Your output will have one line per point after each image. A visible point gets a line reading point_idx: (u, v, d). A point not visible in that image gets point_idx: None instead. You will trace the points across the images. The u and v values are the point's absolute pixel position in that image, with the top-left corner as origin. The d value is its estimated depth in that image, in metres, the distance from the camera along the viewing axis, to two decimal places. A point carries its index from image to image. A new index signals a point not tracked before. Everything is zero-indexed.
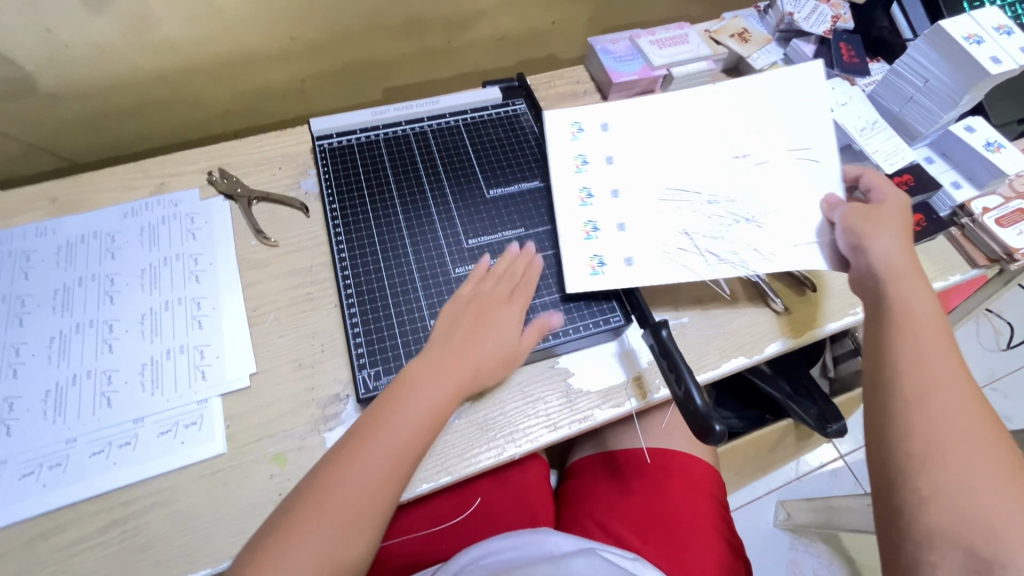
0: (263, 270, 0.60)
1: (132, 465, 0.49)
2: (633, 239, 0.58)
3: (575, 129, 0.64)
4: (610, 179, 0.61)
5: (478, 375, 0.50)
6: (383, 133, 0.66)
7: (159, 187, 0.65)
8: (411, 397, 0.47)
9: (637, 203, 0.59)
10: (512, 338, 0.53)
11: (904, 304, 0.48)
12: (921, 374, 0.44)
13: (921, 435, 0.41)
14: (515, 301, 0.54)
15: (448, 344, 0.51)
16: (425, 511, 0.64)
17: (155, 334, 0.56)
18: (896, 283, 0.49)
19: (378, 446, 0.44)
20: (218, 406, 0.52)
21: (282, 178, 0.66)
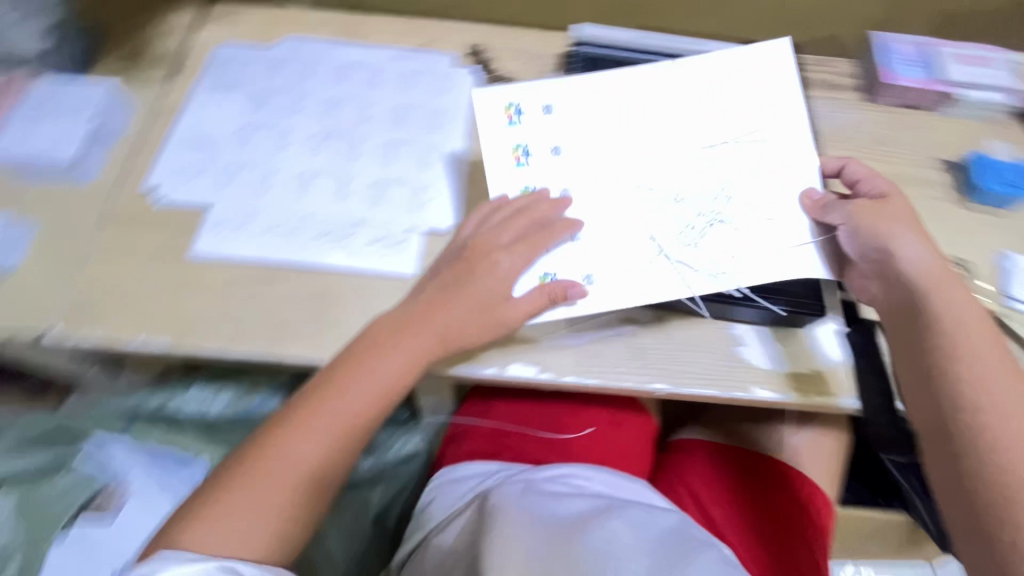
0: None
1: (346, 255, 0.57)
2: (593, 253, 0.52)
3: (511, 112, 0.54)
4: (558, 170, 0.54)
5: (456, 336, 0.51)
6: (637, 56, 0.67)
7: (424, 44, 0.72)
8: (384, 354, 0.50)
9: (598, 196, 0.53)
10: (506, 293, 0.51)
11: (951, 311, 0.46)
12: (971, 378, 0.43)
13: (987, 438, 0.41)
14: (513, 249, 0.52)
15: (422, 309, 0.51)
16: (534, 413, 0.65)
17: (390, 161, 0.62)
18: (932, 301, 0.46)
19: (353, 391, 0.48)
20: (423, 238, 0.58)
21: (527, 71, 0.70)
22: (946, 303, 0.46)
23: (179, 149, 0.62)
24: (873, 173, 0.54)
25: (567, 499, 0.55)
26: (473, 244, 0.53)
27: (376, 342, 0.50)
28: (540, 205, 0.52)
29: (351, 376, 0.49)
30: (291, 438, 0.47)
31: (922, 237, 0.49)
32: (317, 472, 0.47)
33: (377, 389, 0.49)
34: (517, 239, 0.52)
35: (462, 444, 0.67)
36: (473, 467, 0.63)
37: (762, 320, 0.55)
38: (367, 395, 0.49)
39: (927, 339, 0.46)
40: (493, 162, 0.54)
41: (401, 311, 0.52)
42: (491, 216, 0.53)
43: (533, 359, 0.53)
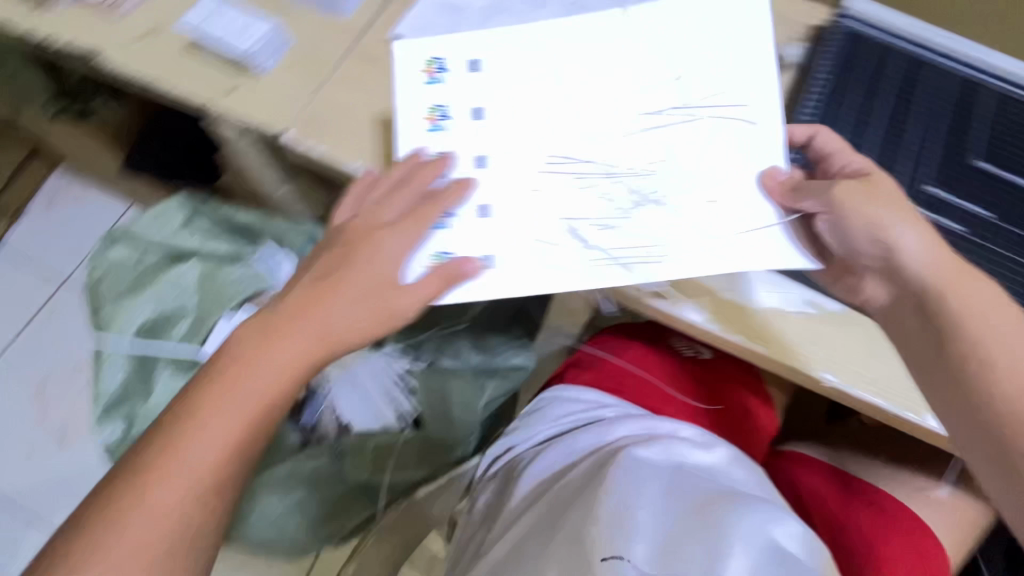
0: None
1: None
2: (501, 224, 0.49)
3: (432, 66, 0.54)
4: (472, 133, 0.52)
5: (341, 332, 0.44)
6: (908, 46, 0.60)
7: None
8: (262, 355, 0.42)
9: (511, 175, 0.50)
10: (396, 275, 0.46)
11: (970, 323, 0.41)
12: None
13: None
14: (396, 225, 0.47)
15: (302, 306, 0.44)
16: (666, 373, 0.68)
17: None
18: (948, 301, 0.42)
19: (243, 392, 0.40)
20: None
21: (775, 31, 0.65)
22: (967, 303, 0.41)
23: (424, 12, 0.64)
24: (846, 147, 0.50)
25: (685, 477, 0.49)
26: (351, 226, 0.48)
27: (253, 347, 0.42)
28: (420, 172, 0.49)
29: (228, 387, 0.40)
30: (156, 479, 0.37)
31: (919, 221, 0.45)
32: (194, 512, 0.37)
33: (268, 387, 0.41)
34: (400, 215, 0.48)
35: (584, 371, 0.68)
36: (588, 397, 0.63)
37: None
38: (260, 394, 0.40)
39: (950, 346, 0.41)
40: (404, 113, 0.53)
41: (270, 316, 0.44)
42: (377, 188, 0.49)
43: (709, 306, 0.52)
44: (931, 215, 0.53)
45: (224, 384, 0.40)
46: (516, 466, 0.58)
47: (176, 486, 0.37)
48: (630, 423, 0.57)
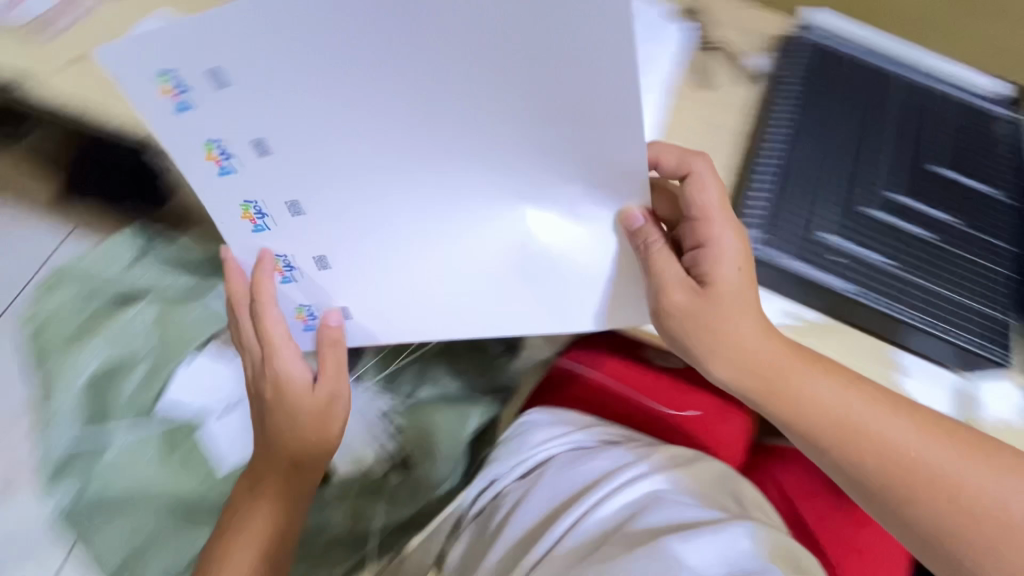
0: (689, 106, 0.62)
1: None
2: (339, 278, 0.50)
3: (170, 84, 0.39)
4: (260, 170, 0.44)
5: (299, 443, 0.53)
6: (862, 60, 0.62)
7: None
8: (256, 507, 0.52)
9: (350, 281, 0.50)
10: (306, 376, 0.53)
11: (803, 382, 0.45)
12: (865, 431, 0.44)
13: (906, 469, 0.43)
14: (291, 338, 0.53)
15: (263, 452, 0.54)
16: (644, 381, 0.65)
17: None
18: (773, 398, 0.46)
19: (240, 543, 0.51)
20: None
21: (744, 38, 0.65)
22: (800, 388, 0.45)
23: None
24: (716, 207, 0.46)
25: (643, 505, 0.49)
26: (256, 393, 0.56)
27: (244, 514, 0.53)
28: (260, 285, 0.50)
29: (237, 537, 0.51)
30: None
31: (746, 293, 0.46)
32: None
33: (258, 533, 0.52)
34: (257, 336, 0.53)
35: (567, 388, 0.65)
36: (554, 426, 0.61)
37: (927, 353, 0.53)
38: (258, 539, 0.51)
39: (811, 424, 0.45)
40: (180, 154, 0.43)
41: (256, 462, 0.54)
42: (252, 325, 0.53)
43: None
44: (901, 224, 0.54)
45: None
46: (497, 503, 0.56)
47: None
48: (576, 466, 0.55)
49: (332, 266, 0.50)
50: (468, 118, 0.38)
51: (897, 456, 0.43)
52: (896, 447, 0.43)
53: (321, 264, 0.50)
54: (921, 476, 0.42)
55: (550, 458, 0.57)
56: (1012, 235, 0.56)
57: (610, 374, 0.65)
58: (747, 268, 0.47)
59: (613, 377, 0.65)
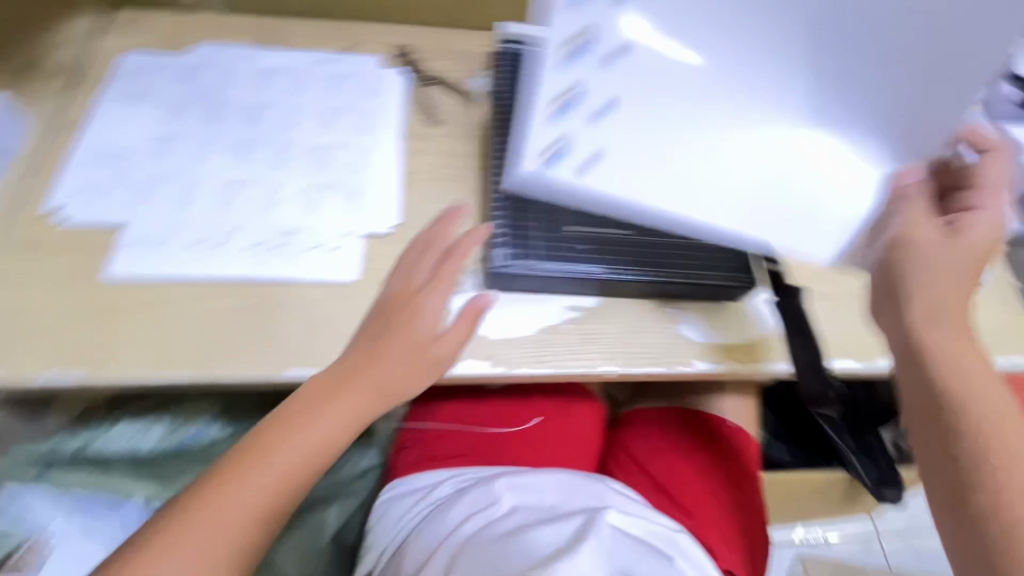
0: (423, 144, 0.64)
1: (278, 266, 0.54)
2: (597, 127, 0.43)
3: (568, 94, 0.41)
4: (597, 140, 0.43)
5: (392, 387, 0.45)
6: None
7: (349, 48, 0.70)
8: (320, 410, 0.43)
9: (609, 189, 0.43)
10: (437, 327, 0.47)
11: (960, 360, 0.41)
12: (990, 416, 0.39)
13: (998, 461, 0.38)
14: (435, 286, 0.47)
15: (356, 363, 0.45)
16: (484, 410, 0.66)
17: (321, 166, 0.60)
18: (964, 363, 0.41)
19: (289, 444, 0.42)
20: (360, 246, 0.56)
21: (461, 68, 0.71)
22: (955, 359, 0.41)
23: (86, 165, 0.57)
24: (1001, 185, 0.48)
25: (519, 532, 0.50)
26: (391, 294, 0.47)
27: (309, 402, 0.44)
28: (461, 245, 0.48)
29: (275, 448, 0.42)
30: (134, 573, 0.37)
31: (962, 278, 0.44)
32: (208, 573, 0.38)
33: (313, 449, 0.43)
34: (428, 276, 0.48)
35: (416, 449, 0.66)
36: (403, 501, 0.61)
37: (696, 296, 0.57)
38: (298, 453, 0.42)
39: (941, 379, 0.41)
40: (573, 96, 0.41)
41: (334, 369, 0.45)
42: (426, 252, 0.49)
43: (490, 352, 0.53)
44: None
45: (173, 535, 0.38)
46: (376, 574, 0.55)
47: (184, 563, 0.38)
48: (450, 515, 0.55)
49: (604, 162, 0.43)
50: (670, 69, 0.47)
51: (996, 449, 0.38)
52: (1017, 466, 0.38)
53: (591, 118, 0.42)
54: (1011, 489, 0.37)
55: (416, 526, 0.57)
56: None
57: (449, 419, 0.66)
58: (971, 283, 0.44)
59: (452, 420, 0.66)
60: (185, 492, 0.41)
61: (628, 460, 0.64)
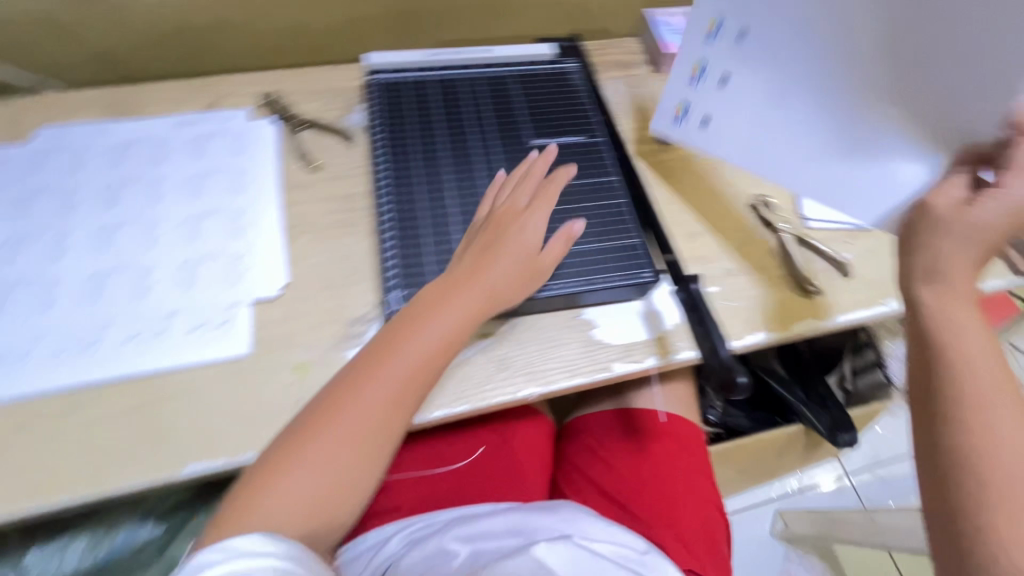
0: (303, 193, 0.61)
1: (160, 355, 0.50)
2: (717, 138, 0.58)
3: (698, 69, 0.56)
4: (717, 99, 0.56)
5: (501, 291, 0.51)
6: (434, 74, 0.65)
7: (211, 105, 0.67)
8: (437, 312, 0.49)
9: (733, 107, 0.55)
10: (535, 248, 0.52)
11: (967, 356, 0.38)
12: (995, 418, 0.37)
13: (989, 462, 0.36)
14: (536, 206, 0.53)
15: (462, 277, 0.50)
16: (425, 452, 0.63)
17: (194, 238, 0.57)
18: (976, 361, 0.38)
19: (409, 348, 0.47)
20: (248, 314, 0.53)
21: (334, 106, 0.68)
22: (966, 356, 0.38)
23: None
24: None
25: (485, 568, 0.49)
26: (495, 216, 0.53)
27: (430, 305, 0.49)
28: (546, 187, 0.54)
29: (388, 358, 0.47)
30: (279, 474, 0.43)
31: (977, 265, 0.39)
32: (349, 470, 0.45)
33: (435, 347, 0.48)
34: (530, 199, 0.54)
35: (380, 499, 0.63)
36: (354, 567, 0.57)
37: (603, 299, 0.56)
38: (420, 354, 0.48)
39: (950, 378, 0.38)
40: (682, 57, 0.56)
41: (447, 276, 0.51)
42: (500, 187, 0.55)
43: None
44: None
45: (313, 428, 0.45)
46: None
47: (326, 458, 0.44)
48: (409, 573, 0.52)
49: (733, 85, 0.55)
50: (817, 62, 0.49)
51: (991, 451, 0.36)
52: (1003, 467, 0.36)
53: (745, 35, 0.51)
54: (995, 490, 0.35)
55: None
56: (615, 162, 0.62)
57: (412, 465, 0.63)
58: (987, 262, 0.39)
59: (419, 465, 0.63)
60: (314, 401, 0.47)
61: (580, 480, 0.62)
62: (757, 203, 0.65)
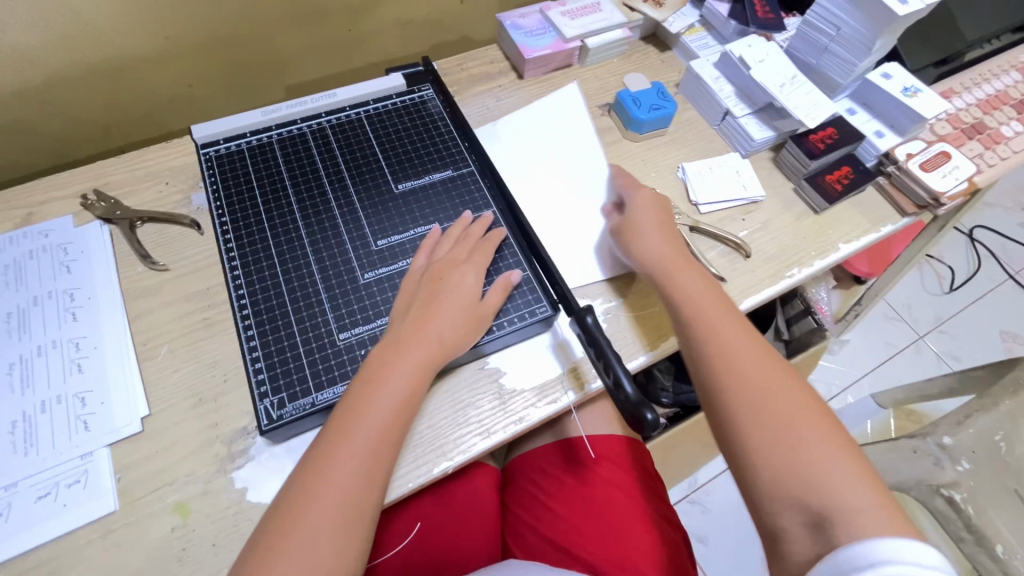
0: (153, 299, 0.54)
1: (4, 540, 0.43)
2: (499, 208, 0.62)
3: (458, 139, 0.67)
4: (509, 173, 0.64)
5: (456, 340, 0.48)
6: (276, 134, 0.59)
7: (25, 218, 0.58)
8: (392, 368, 0.45)
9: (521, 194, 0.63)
10: (476, 296, 0.50)
11: (704, 318, 0.50)
12: (738, 363, 0.47)
13: (747, 398, 0.46)
14: (472, 260, 0.52)
15: (412, 329, 0.47)
16: None
17: (26, 386, 0.48)
18: (710, 324, 0.50)
19: (378, 403, 0.43)
20: (108, 460, 0.46)
21: (175, 189, 0.61)
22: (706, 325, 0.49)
23: None
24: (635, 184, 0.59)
25: None
26: (435, 268, 0.51)
27: (383, 364, 0.45)
28: (473, 228, 0.54)
29: (353, 426, 0.42)
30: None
31: (667, 254, 0.54)
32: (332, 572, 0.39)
33: (398, 405, 0.44)
34: (470, 253, 0.52)
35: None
36: None
37: (503, 344, 0.52)
38: (386, 416, 0.43)
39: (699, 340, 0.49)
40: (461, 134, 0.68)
41: (394, 332, 0.47)
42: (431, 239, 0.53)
43: None
44: (396, 267, 0.52)
45: (286, 528, 0.39)
46: None
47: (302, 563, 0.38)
48: None
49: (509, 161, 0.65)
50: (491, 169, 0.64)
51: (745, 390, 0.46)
52: (759, 398, 0.46)
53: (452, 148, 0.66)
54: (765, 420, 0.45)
55: None
56: (491, 192, 0.58)
57: None
58: (667, 245, 0.54)
59: (394, 545, 0.59)
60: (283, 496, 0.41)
61: (535, 539, 0.60)
62: None
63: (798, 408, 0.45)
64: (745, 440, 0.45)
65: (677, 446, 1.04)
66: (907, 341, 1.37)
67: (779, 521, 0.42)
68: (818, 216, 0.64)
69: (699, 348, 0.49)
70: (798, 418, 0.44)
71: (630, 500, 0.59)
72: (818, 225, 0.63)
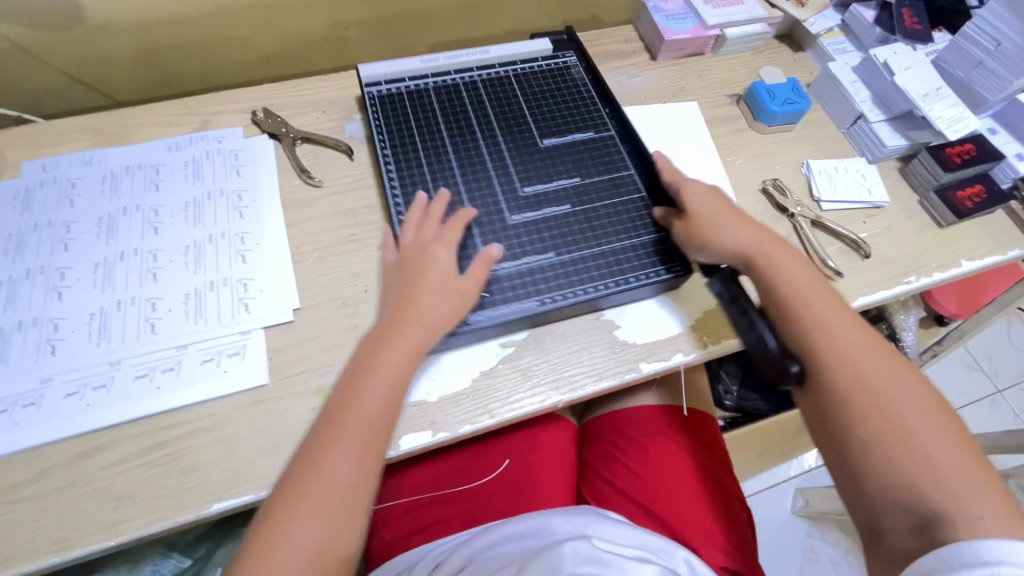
0: (307, 210, 0.59)
1: (175, 390, 0.49)
2: None
3: None
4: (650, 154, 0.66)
5: (431, 314, 0.48)
6: (432, 81, 0.63)
7: (202, 125, 0.65)
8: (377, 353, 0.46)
9: None
10: (452, 272, 0.50)
11: (814, 309, 0.49)
12: (849, 355, 0.47)
13: (859, 390, 0.46)
14: (442, 238, 0.52)
15: (393, 313, 0.48)
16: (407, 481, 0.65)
17: (199, 266, 0.55)
18: (811, 315, 0.49)
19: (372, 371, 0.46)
20: (262, 339, 0.52)
21: (329, 118, 0.66)
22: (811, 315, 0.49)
23: None
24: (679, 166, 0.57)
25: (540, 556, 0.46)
26: (406, 254, 0.52)
27: (371, 351, 0.47)
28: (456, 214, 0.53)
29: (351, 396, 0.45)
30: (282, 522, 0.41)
31: (756, 241, 0.52)
32: (343, 510, 0.42)
33: (385, 366, 0.46)
34: (440, 232, 0.52)
35: (385, 532, 0.63)
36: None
37: (621, 301, 0.55)
38: (378, 369, 0.46)
39: (803, 330, 0.49)
40: None
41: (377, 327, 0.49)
42: (416, 218, 0.53)
43: (425, 420, 0.49)
44: (540, 213, 0.56)
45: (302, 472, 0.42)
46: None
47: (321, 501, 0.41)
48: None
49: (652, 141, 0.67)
50: None
51: (859, 381, 0.46)
52: (871, 391, 0.46)
53: None
54: (879, 414, 0.45)
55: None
56: (628, 158, 0.61)
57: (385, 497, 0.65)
58: (754, 231, 0.53)
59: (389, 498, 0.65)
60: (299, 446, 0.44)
61: (613, 493, 0.62)
62: (769, 186, 0.64)
63: (911, 404, 0.45)
64: (859, 434, 0.45)
65: (733, 449, 1.05)
66: (983, 392, 1.32)
67: (883, 517, 0.43)
68: (942, 230, 0.63)
69: (804, 337, 0.48)
70: (915, 415, 0.44)
71: (697, 464, 0.62)
72: (940, 238, 0.63)
